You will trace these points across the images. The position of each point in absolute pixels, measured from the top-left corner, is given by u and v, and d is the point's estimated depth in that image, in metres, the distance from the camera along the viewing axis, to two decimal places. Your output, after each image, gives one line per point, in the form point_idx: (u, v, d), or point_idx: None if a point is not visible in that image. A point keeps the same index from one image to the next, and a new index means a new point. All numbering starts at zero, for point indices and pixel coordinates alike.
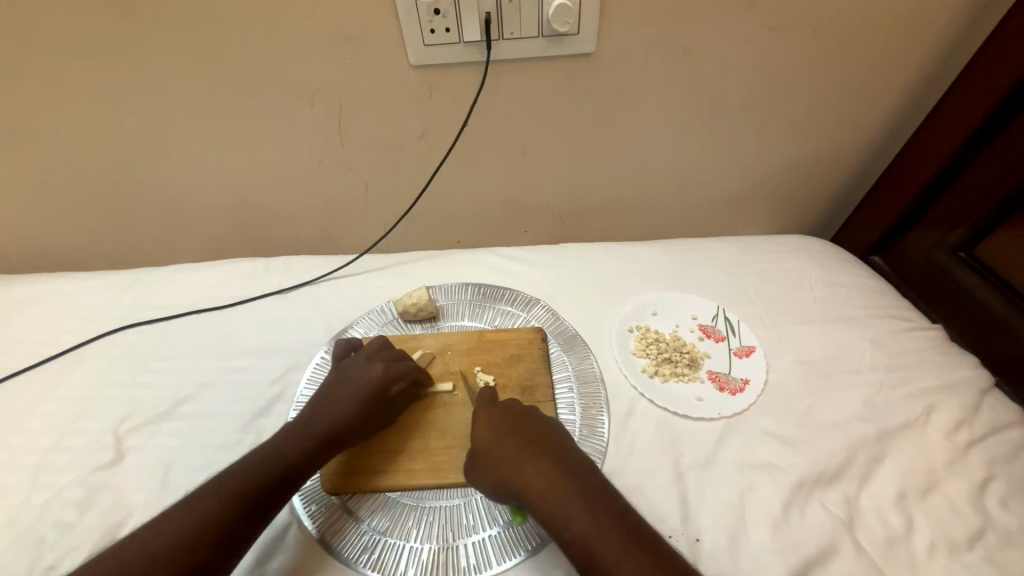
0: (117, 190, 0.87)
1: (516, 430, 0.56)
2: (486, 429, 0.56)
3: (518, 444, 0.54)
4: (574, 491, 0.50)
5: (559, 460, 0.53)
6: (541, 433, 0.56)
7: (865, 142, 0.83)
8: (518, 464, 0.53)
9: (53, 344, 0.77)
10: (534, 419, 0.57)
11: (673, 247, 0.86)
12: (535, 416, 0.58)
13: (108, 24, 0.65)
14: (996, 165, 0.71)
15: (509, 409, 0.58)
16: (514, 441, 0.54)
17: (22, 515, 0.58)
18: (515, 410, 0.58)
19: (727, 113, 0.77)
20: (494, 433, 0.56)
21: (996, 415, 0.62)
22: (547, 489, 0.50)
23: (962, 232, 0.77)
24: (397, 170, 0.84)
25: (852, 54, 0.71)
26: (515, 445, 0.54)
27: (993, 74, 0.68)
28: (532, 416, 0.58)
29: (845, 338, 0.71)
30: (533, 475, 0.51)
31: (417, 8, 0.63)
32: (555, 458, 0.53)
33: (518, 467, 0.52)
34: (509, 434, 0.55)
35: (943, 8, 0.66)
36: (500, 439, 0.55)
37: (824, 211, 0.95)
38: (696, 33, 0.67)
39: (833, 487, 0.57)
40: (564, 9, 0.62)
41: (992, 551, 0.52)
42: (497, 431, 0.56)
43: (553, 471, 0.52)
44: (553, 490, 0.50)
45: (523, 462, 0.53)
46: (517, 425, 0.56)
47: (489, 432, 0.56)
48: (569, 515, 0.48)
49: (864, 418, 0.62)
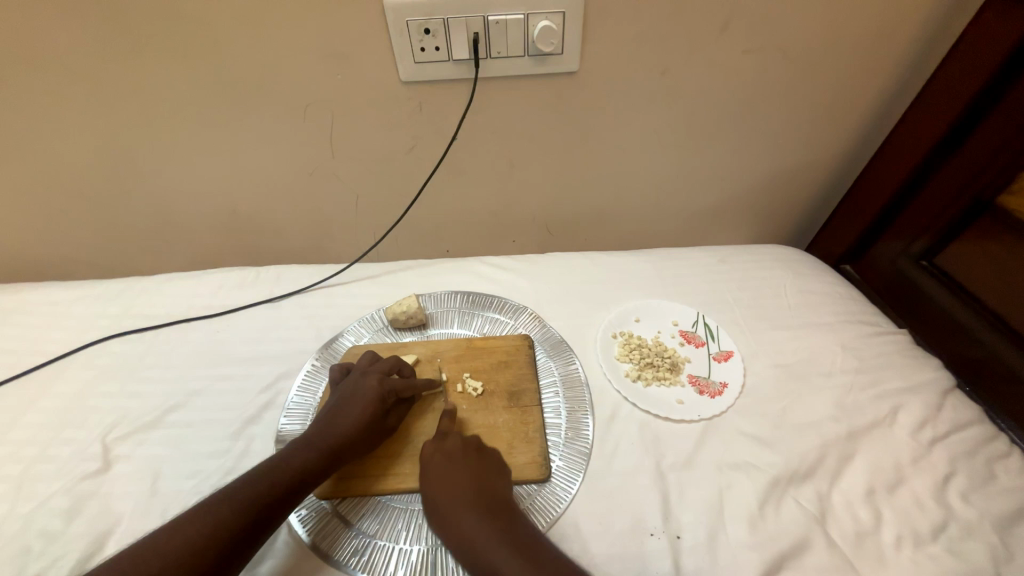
0: (106, 201, 0.88)
1: (458, 476, 0.57)
2: (431, 471, 0.57)
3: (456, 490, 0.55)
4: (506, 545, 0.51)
5: (492, 513, 0.54)
6: (481, 482, 0.57)
7: (834, 156, 0.87)
8: (453, 514, 0.54)
9: (38, 353, 0.76)
10: (483, 462, 0.59)
11: (654, 257, 0.89)
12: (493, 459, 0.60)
13: (102, 38, 0.66)
14: (954, 180, 0.76)
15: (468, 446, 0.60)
16: (454, 490, 0.55)
17: (9, 524, 0.58)
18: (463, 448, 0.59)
19: (704, 128, 0.81)
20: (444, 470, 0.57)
21: (958, 414, 0.66)
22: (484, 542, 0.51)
23: (925, 242, 0.81)
24: (388, 182, 0.86)
25: (819, 75, 0.76)
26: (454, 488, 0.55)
27: (948, 93, 0.73)
28: (480, 458, 0.59)
29: (817, 342, 0.74)
30: (466, 529, 0.52)
31: (408, 28, 0.65)
32: (492, 511, 0.54)
33: (454, 517, 0.54)
34: (452, 478, 0.56)
35: (900, 35, 0.71)
36: (440, 484, 0.56)
37: (799, 221, 0.99)
38: (673, 54, 0.71)
39: (807, 483, 0.60)
40: (548, 30, 0.65)
41: (954, 541, 0.55)
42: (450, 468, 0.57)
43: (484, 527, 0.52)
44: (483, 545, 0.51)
45: (460, 513, 0.54)
46: (459, 470, 0.57)
47: (435, 471, 0.57)
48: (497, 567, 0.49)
49: (836, 418, 0.65)
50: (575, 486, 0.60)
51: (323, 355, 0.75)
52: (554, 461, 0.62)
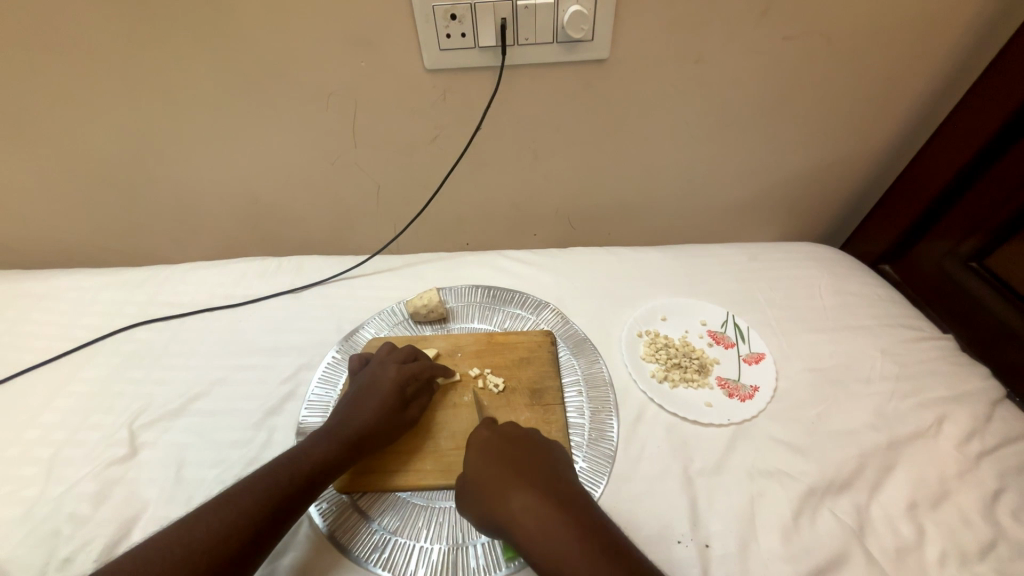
0: (130, 188, 0.88)
1: (507, 454, 0.54)
2: (478, 455, 0.55)
3: (505, 464, 0.53)
4: (566, 517, 0.47)
5: (545, 485, 0.50)
6: (534, 464, 0.53)
7: (877, 150, 0.83)
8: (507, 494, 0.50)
9: (66, 339, 0.77)
10: (530, 445, 0.56)
11: (682, 252, 0.86)
12: (529, 442, 0.57)
13: (126, 24, 0.66)
14: (1007, 176, 0.71)
15: (503, 435, 0.57)
16: (503, 465, 0.53)
17: (38, 508, 0.59)
18: (512, 435, 0.57)
19: (738, 119, 0.78)
20: (484, 460, 0.54)
21: (1008, 426, 0.62)
22: (541, 523, 0.47)
23: (974, 242, 0.77)
24: (409, 171, 0.85)
25: (864, 64, 0.72)
26: (498, 463, 0.53)
27: (1006, 84, 0.68)
28: (530, 440, 0.57)
29: (854, 347, 0.71)
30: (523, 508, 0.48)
31: (434, 14, 0.63)
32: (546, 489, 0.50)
33: (505, 491, 0.50)
34: (494, 460, 0.54)
35: (955, 20, 0.67)
36: (483, 460, 0.54)
37: (835, 217, 0.95)
38: (708, 41, 0.68)
39: (844, 495, 0.57)
40: (580, 16, 0.62)
41: (1003, 562, 0.52)
42: (487, 457, 0.54)
43: (542, 501, 0.49)
44: (540, 517, 0.47)
45: (513, 486, 0.50)
46: (509, 448, 0.55)
47: (481, 458, 0.55)
48: (559, 545, 0.45)
49: (874, 427, 0.62)
50: (599, 489, 0.58)
51: (344, 347, 0.74)
52: (577, 462, 0.61)
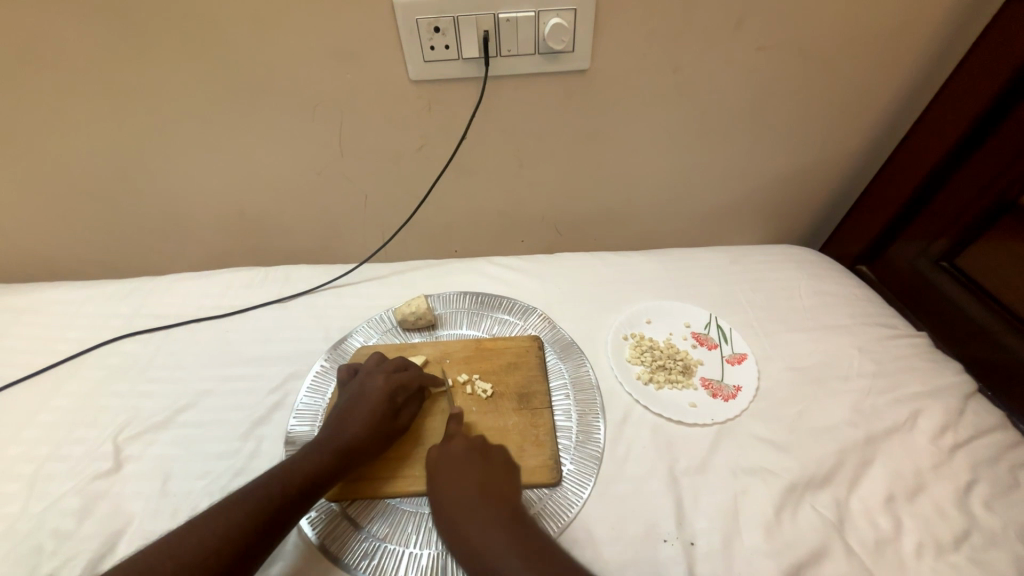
0: (114, 200, 0.88)
1: (467, 471, 0.56)
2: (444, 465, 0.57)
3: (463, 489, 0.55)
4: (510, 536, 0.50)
5: (499, 510, 0.53)
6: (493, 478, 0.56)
7: (850, 154, 0.86)
8: (462, 508, 0.53)
9: (50, 353, 0.77)
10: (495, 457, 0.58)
11: (666, 256, 0.88)
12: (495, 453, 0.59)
13: (110, 37, 0.66)
14: (976, 177, 0.74)
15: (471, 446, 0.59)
16: (462, 490, 0.55)
17: (20, 524, 0.58)
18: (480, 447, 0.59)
19: (716, 126, 0.80)
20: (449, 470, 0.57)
21: (979, 419, 0.64)
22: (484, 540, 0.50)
23: (945, 242, 0.80)
24: (395, 180, 0.86)
25: (835, 73, 0.74)
26: (461, 475, 0.56)
27: (969, 91, 0.71)
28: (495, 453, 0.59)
29: (833, 345, 0.73)
30: (472, 524, 0.52)
31: (418, 26, 0.65)
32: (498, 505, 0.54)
33: (462, 519, 0.53)
34: (458, 471, 0.56)
35: (919, 30, 0.70)
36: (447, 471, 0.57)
37: (814, 220, 0.98)
38: (685, 51, 0.70)
39: (825, 490, 0.58)
40: (560, 28, 0.64)
41: (977, 551, 0.53)
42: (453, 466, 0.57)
43: (491, 521, 0.52)
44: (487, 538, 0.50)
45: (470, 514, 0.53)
46: (471, 465, 0.57)
47: (447, 467, 0.57)
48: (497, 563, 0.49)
49: (853, 423, 0.64)
50: (586, 491, 0.59)
51: (332, 356, 0.74)
52: (564, 465, 0.62)
